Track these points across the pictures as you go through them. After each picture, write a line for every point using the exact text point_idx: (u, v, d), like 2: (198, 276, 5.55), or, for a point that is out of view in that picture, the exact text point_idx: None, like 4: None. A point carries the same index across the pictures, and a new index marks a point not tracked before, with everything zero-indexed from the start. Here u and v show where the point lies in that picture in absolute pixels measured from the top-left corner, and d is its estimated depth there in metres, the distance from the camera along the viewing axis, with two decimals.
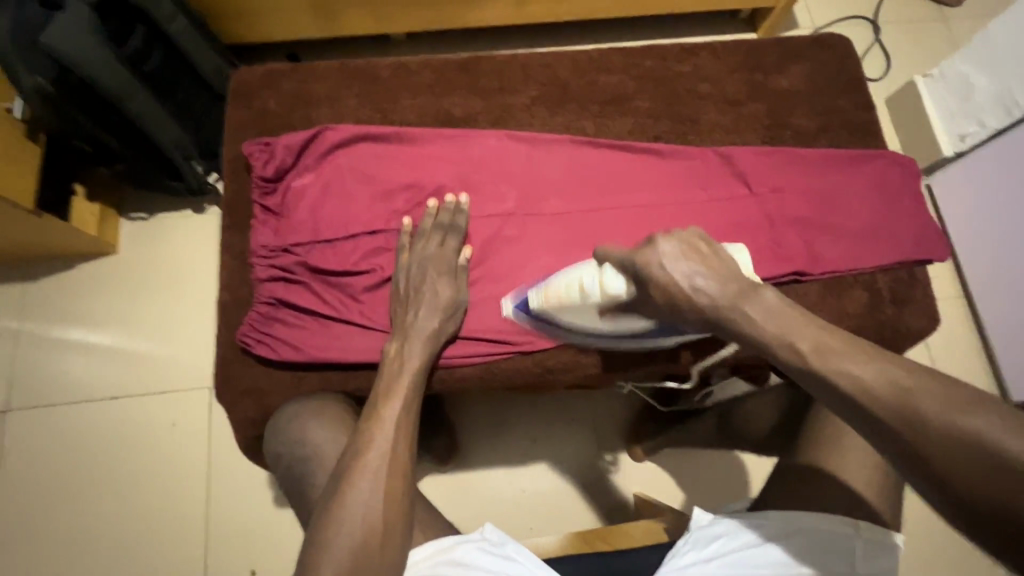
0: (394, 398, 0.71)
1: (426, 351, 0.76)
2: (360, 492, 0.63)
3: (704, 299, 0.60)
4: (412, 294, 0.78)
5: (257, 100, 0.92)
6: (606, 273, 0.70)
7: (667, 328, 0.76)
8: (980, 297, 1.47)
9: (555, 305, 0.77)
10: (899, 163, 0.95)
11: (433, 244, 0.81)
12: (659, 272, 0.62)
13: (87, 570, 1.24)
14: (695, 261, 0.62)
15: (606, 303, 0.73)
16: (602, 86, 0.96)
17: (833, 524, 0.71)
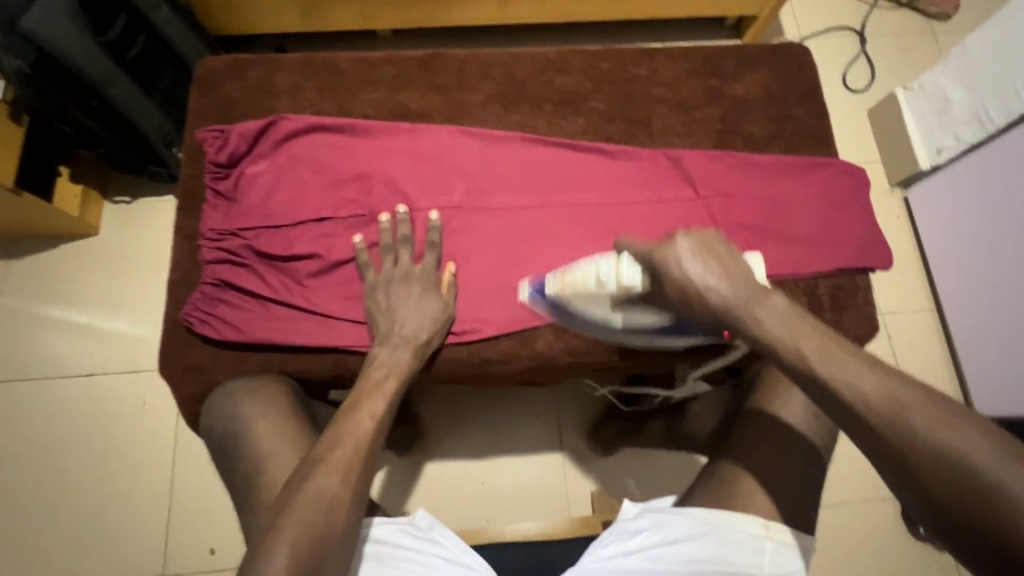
0: (374, 402, 0.71)
1: (409, 359, 0.78)
2: (320, 478, 0.63)
3: (715, 297, 0.59)
4: (396, 305, 0.81)
5: (220, 89, 0.95)
6: (622, 265, 0.71)
7: (681, 327, 0.78)
8: (951, 310, 1.47)
9: (571, 293, 0.78)
10: (847, 172, 0.97)
11: (408, 261, 0.84)
12: (675, 267, 0.62)
13: (50, 541, 1.27)
14: (710, 260, 0.61)
15: (621, 295, 0.73)
16: (559, 86, 0.98)
17: (741, 521, 0.73)
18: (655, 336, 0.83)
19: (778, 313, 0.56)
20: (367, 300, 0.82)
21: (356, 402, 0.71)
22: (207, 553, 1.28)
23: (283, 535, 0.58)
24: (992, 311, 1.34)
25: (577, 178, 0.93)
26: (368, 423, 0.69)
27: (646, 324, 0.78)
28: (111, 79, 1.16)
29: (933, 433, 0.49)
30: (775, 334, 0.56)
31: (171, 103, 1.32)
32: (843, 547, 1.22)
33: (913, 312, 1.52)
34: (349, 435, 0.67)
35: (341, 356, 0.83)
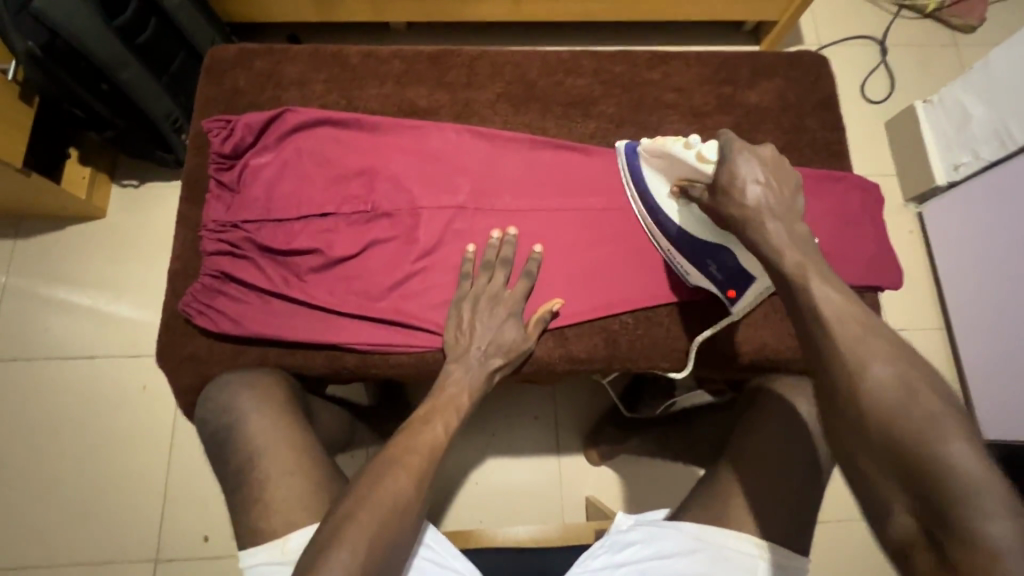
0: (448, 416, 0.74)
1: (478, 383, 0.79)
2: (392, 482, 0.65)
3: (754, 199, 0.66)
4: (478, 325, 0.81)
5: (227, 79, 0.94)
6: (710, 145, 0.71)
7: (713, 249, 0.79)
8: (960, 330, 1.44)
9: (653, 149, 0.79)
10: (860, 187, 0.95)
11: (497, 281, 0.84)
12: (741, 162, 0.67)
13: (47, 521, 1.28)
14: (773, 178, 0.67)
15: (693, 174, 0.74)
16: (570, 87, 0.97)
17: (736, 540, 0.72)
18: (676, 255, 0.84)
19: (803, 244, 0.64)
20: (450, 315, 0.83)
21: (431, 414, 0.74)
22: (201, 540, 1.28)
23: (350, 533, 0.60)
24: (1002, 333, 1.32)
25: (584, 183, 0.92)
26: (442, 435, 0.72)
27: (690, 226, 0.79)
28: (121, 63, 1.15)
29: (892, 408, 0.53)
30: (783, 245, 0.64)
31: (180, 89, 1.32)
32: (838, 564, 1.21)
33: (922, 330, 1.49)
34: (425, 444, 0.70)
35: (338, 354, 0.82)
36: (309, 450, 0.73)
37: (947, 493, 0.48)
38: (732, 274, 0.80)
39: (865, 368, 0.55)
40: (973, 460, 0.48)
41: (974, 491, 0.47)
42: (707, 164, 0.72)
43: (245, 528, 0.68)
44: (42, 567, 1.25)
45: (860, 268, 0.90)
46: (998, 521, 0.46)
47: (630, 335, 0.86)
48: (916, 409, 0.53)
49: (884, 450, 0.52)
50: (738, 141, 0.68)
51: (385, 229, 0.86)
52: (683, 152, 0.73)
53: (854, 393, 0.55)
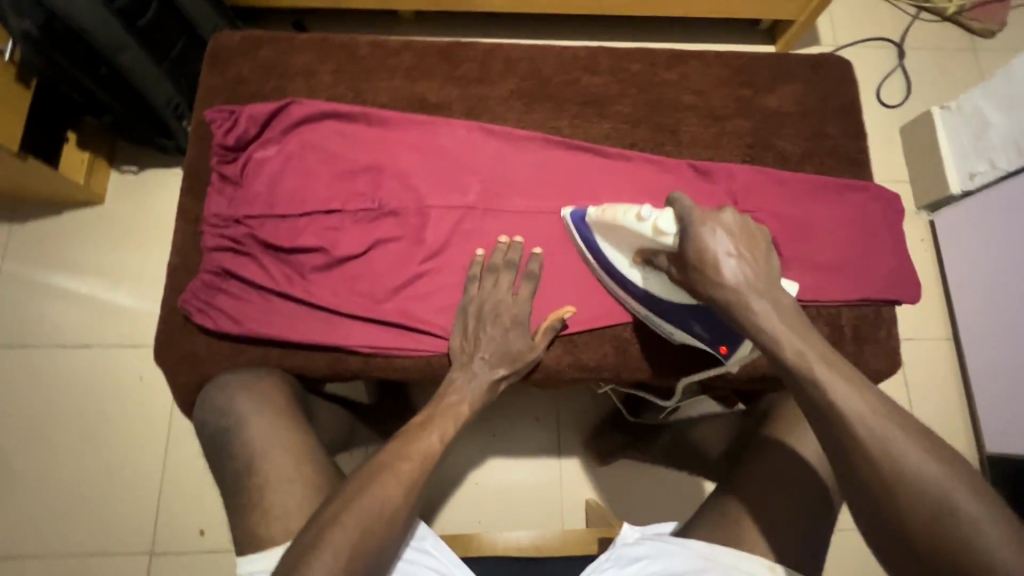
0: (445, 426, 0.70)
1: (481, 392, 0.75)
2: (380, 489, 0.62)
3: (733, 277, 0.63)
4: (482, 333, 0.78)
5: (231, 67, 0.91)
6: (664, 213, 0.68)
7: (694, 310, 0.75)
8: (969, 343, 1.42)
9: (607, 222, 0.74)
10: (881, 198, 0.93)
11: (502, 286, 0.81)
12: (708, 235, 0.64)
13: (40, 511, 1.27)
14: (742, 246, 0.64)
15: (652, 244, 0.71)
16: (584, 85, 0.94)
17: (745, 560, 0.70)
18: (655, 316, 0.80)
19: (788, 314, 0.61)
20: (458, 322, 0.80)
21: (428, 422, 0.70)
22: (196, 534, 1.27)
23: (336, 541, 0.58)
24: (1011, 346, 1.30)
25: (598, 185, 0.89)
26: (436, 443, 0.68)
27: (665, 294, 0.76)
28: (120, 46, 1.11)
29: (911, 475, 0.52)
30: (778, 333, 0.60)
31: (181, 74, 1.28)
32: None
33: (930, 340, 1.47)
34: (419, 452, 0.66)
35: (340, 356, 0.80)
36: (310, 455, 0.71)
37: (962, 552, 0.49)
38: (720, 334, 0.76)
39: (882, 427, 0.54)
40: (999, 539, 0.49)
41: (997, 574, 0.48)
42: (665, 235, 0.68)
43: (243, 534, 0.66)
44: (35, 557, 1.24)
45: (879, 281, 0.88)
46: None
47: (640, 343, 0.84)
48: (921, 461, 0.53)
49: (902, 516, 0.52)
50: (694, 208, 0.65)
51: (391, 228, 0.83)
52: (638, 226, 0.69)
53: (865, 455, 0.54)
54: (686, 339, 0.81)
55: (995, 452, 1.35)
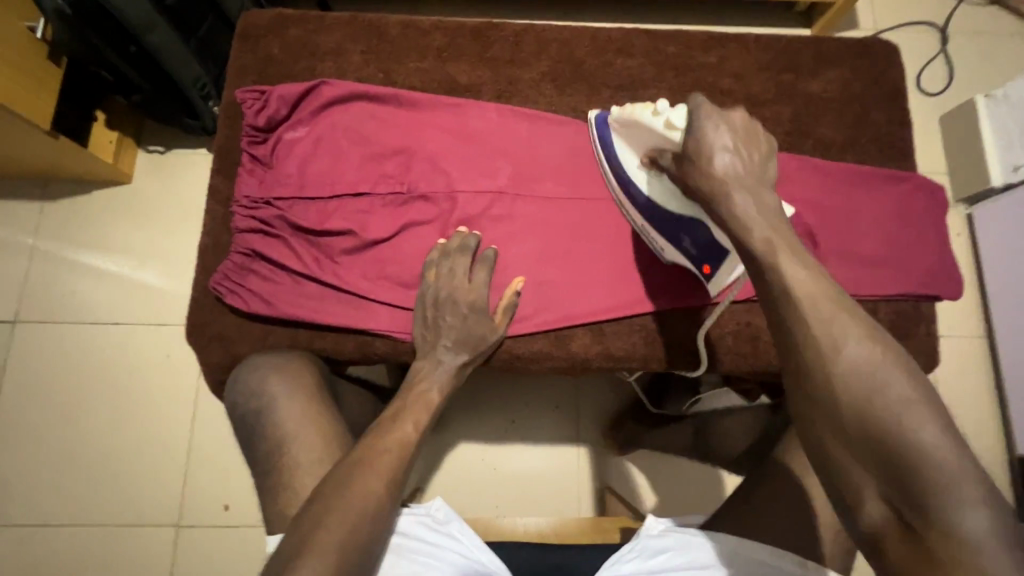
0: (419, 414, 0.72)
1: (448, 379, 0.76)
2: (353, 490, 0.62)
3: (723, 169, 0.60)
4: (441, 322, 0.77)
5: (261, 46, 0.90)
6: (679, 111, 0.65)
7: (687, 224, 0.72)
8: (1004, 341, 1.37)
9: (623, 120, 0.71)
10: (926, 189, 0.89)
11: (460, 273, 0.78)
12: (712, 128, 0.61)
13: (72, 481, 1.30)
14: (743, 145, 0.61)
15: (661, 142, 0.68)
16: (618, 68, 0.91)
17: (775, 557, 0.70)
18: (647, 227, 0.77)
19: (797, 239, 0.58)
20: (416, 310, 0.79)
21: (400, 412, 0.72)
22: (220, 508, 1.30)
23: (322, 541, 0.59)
24: None
25: None
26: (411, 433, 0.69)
27: (663, 202, 0.72)
28: (149, 24, 1.11)
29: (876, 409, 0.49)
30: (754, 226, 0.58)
31: (208, 53, 1.27)
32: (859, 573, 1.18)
33: (962, 336, 1.42)
34: (390, 446, 0.67)
35: (368, 339, 0.80)
36: (338, 437, 0.72)
37: (919, 485, 0.47)
38: (707, 251, 0.73)
39: (862, 368, 0.51)
40: (933, 433, 0.47)
41: (935, 475, 0.46)
42: (675, 133, 0.65)
43: (273, 512, 0.67)
44: (68, 525, 1.28)
45: (923, 278, 0.85)
46: (973, 513, 0.45)
47: (670, 335, 0.83)
48: (895, 398, 0.49)
49: (864, 447, 0.49)
50: (707, 104, 0.62)
51: (420, 212, 0.82)
52: (652, 120, 0.66)
53: (839, 390, 0.51)
54: (675, 257, 0.79)
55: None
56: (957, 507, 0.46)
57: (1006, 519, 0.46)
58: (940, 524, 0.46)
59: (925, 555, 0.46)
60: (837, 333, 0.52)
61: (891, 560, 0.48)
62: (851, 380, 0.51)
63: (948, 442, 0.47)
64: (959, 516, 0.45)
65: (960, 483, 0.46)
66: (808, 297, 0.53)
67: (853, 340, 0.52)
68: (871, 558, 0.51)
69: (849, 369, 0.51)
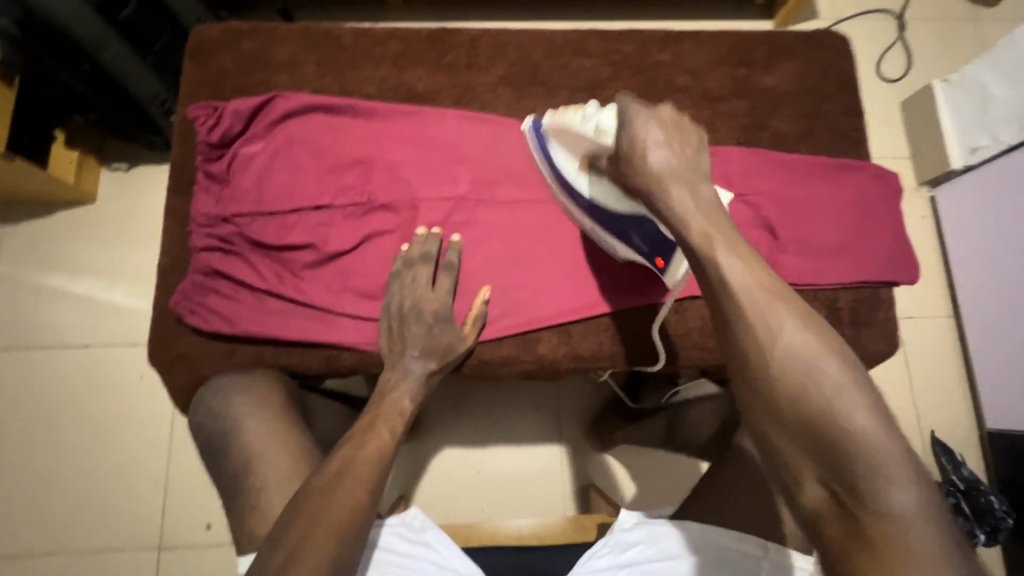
0: (393, 421, 0.73)
1: (420, 385, 0.77)
2: (324, 507, 0.61)
3: (654, 162, 0.62)
4: (407, 332, 0.77)
5: (213, 61, 0.89)
6: (608, 114, 0.68)
7: (637, 220, 0.72)
8: (969, 318, 1.40)
9: (558, 129, 0.73)
10: (880, 177, 0.91)
11: (424, 283, 0.79)
12: (637, 124, 0.64)
13: (47, 510, 1.28)
14: (674, 141, 0.64)
15: (595, 146, 0.70)
16: (575, 70, 0.92)
17: (742, 541, 0.71)
18: (597, 228, 0.77)
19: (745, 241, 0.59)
20: (382, 322, 0.79)
21: (374, 421, 0.72)
22: (202, 528, 1.28)
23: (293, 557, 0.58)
24: (1010, 323, 1.28)
25: None
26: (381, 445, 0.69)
27: (610, 203, 0.73)
28: (101, 41, 1.09)
29: (815, 396, 0.52)
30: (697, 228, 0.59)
31: (167, 67, 1.26)
32: None
33: (931, 316, 1.45)
34: (360, 457, 0.67)
35: (335, 353, 0.80)
36: (308, 455, 0.71)
37: (858, 470, 0.49)
38: (656, 245, 0.73)
39: (796, 354, 0.53)
40: (863, 416, 0.51)
41: (869, 454, 0.50)
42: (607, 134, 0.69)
43: (246, 533, 0.67)
44: (47, 555, 1.26)
45: (880, 265, 0.87)
46: (902, 490, 0.49)
47: (636, 332, 0.84)
48: (827, 381, 0.52)
49: (800, 430, 0.52)
50: (634, 105, 0.66)
51: (382, 222, 0.82)
52: (581, 125, 0.70)
53: (776, 377, 0.53)
54: (628, 255, 0.80)
55: (993, 427, 1.35)
56: (886, 483, 0.49)
57: (925, 490, 0.49)
58: (874, 504, 0.49)
59: (858, 533, 0.49)
60: (772, 322, 0.55)
61: (830, 542, 0.50)
62: (788, 365, 0.53)
63: (875, 421, 0.51)
64: (890, 492, 0.49)
65: (889, 462, 0.49)
66: (746, 288, 0.56)
67: (788, 328, 0.54)
68: (814, 544, 0.52)
69: (785, 357, 0.53)
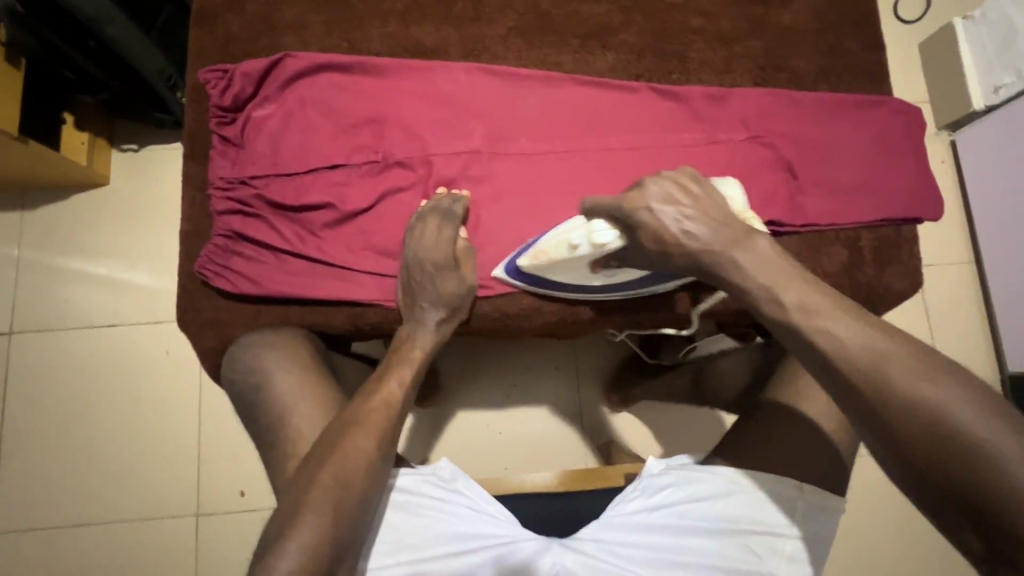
0: (404, 372, 0.73)
1: (433, 336, 0.77)
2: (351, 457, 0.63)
3: (693, 241, 0.63)
4: (416, 281, 0.78)
5: (219, 25, 0.88)
6: (596, 227, 0.69)
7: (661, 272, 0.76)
8: (992, 263, 1.37)
9: (546, 264, 0.74)
10: (902, 112, 0.89)
11: (429, 231, 0.77)
12: (650, 219, 0.66)
13: (88, 483, 1.33)
14: (685, 206, 0.65)
15: (594, 257, 0.72)
16: (585, 16, 0.90)
17: (772, 482, 0.72)
18: (637, 289, 0.81)
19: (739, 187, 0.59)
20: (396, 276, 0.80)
21: (386, 372, 0.73)
22: (235, 495, 1.32)
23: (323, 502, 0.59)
24: None
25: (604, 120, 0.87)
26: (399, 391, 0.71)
27: (623, 279, 0.78)
28: (105, 16, 1.07)
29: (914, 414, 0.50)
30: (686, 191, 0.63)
31: (170, 41, 1.24)
32: (859, 498, 1.22)
33: (952, 264, 1.43)
34: (378, 403, 0.69)
35: (359, 310, 0.81)
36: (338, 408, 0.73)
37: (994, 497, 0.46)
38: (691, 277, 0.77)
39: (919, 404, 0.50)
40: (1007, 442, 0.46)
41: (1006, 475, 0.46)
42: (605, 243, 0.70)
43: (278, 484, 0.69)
44: (91, 525, 1.31)
45: (904, 204, 0.85)
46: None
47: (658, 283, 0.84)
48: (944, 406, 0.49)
49: (944, 480, 0.48)
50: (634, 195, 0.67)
51: (398, 178, 0.82)
52: (578, 250, 0.71)
53: (905, 427, 0.50)
54: (667, 287, 0.82)
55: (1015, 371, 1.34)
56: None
57: None
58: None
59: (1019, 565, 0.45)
60: (872, 346, 0.53)
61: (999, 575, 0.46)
62: (925, 431, 0.49)
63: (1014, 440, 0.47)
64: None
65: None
66: (849, 347, 0.53)
67: (895, 372, 0.51)
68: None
69: None
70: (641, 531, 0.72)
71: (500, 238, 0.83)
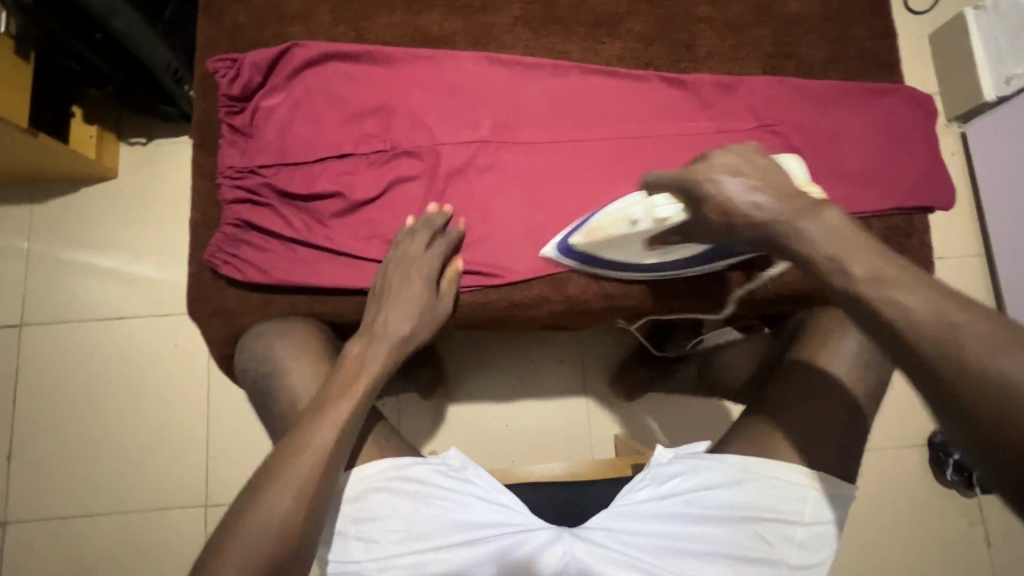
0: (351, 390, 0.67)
1: (384, 359, 0.72)
2: None
3: (761, 212, 0.59)
4: (389, 294, 0.76)
5: (226, 15, 0.88)
6: (660, 201, 0.67)
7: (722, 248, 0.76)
8: (1002, 255, 1.36)
9: (603, 241, 0.73)
10: (913, 100, 0.88)
11: (417, 243, 0.77)
12: (712, 189, 0.61)
13: (98, 473, 1.34)
14: (753, 176, 0.61)
15: (653, 233, 0.70)
16: (592, 5, 0.90)
17: (784, 470, 0.72)
18: (698, 265, 0.82)
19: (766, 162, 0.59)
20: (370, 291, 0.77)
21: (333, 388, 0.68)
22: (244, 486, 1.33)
23: None
24: None
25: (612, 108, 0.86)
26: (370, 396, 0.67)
27: (679, 255, 0.78)
28: (112, 9, 1.07)
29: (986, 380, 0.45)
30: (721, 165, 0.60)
31: (177, 34, 1.24)
32: (868, 489, 1.22)
33: (961, 256, 1.42)
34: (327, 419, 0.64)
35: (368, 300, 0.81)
36: None
37: None
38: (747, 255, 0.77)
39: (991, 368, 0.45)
40: None
41: None
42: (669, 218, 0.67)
43: None
44: (101, 515, 1.32)
45: (915, 192, 0.84)
46: None
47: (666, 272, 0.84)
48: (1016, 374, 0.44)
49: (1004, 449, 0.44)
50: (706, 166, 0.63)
51: (405, 168, 0.82)
52: (639, 225, 0.69)
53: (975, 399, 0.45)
54: (724, 263, 0.83)
55: None
56: None
57: None
58: None
59: None
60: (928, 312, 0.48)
61: None
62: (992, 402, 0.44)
63: None
64: None
65: None
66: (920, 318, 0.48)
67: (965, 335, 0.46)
68: None
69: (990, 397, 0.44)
70: (650, 519, 0.72)
71: (507, 227, 0.83)
